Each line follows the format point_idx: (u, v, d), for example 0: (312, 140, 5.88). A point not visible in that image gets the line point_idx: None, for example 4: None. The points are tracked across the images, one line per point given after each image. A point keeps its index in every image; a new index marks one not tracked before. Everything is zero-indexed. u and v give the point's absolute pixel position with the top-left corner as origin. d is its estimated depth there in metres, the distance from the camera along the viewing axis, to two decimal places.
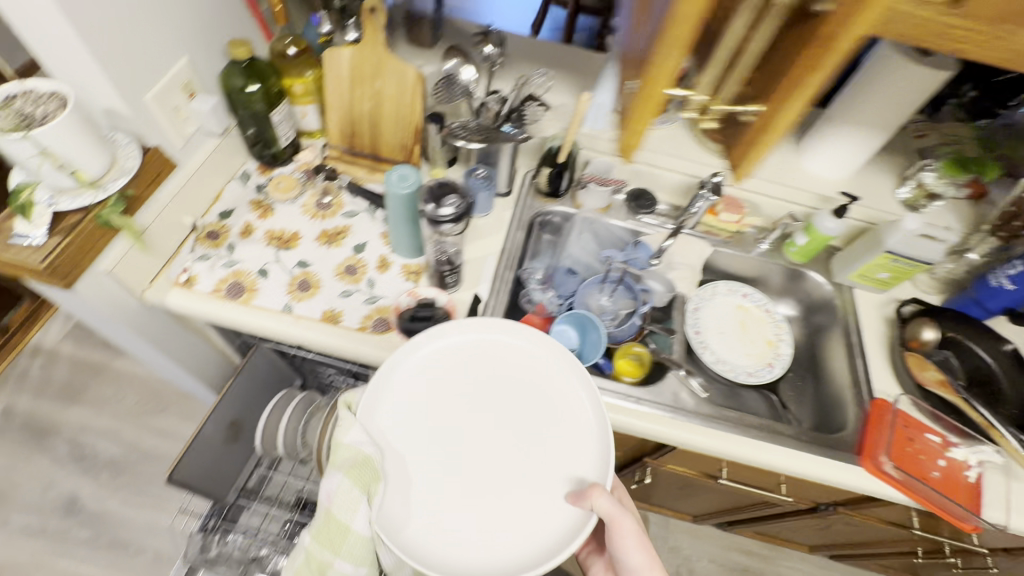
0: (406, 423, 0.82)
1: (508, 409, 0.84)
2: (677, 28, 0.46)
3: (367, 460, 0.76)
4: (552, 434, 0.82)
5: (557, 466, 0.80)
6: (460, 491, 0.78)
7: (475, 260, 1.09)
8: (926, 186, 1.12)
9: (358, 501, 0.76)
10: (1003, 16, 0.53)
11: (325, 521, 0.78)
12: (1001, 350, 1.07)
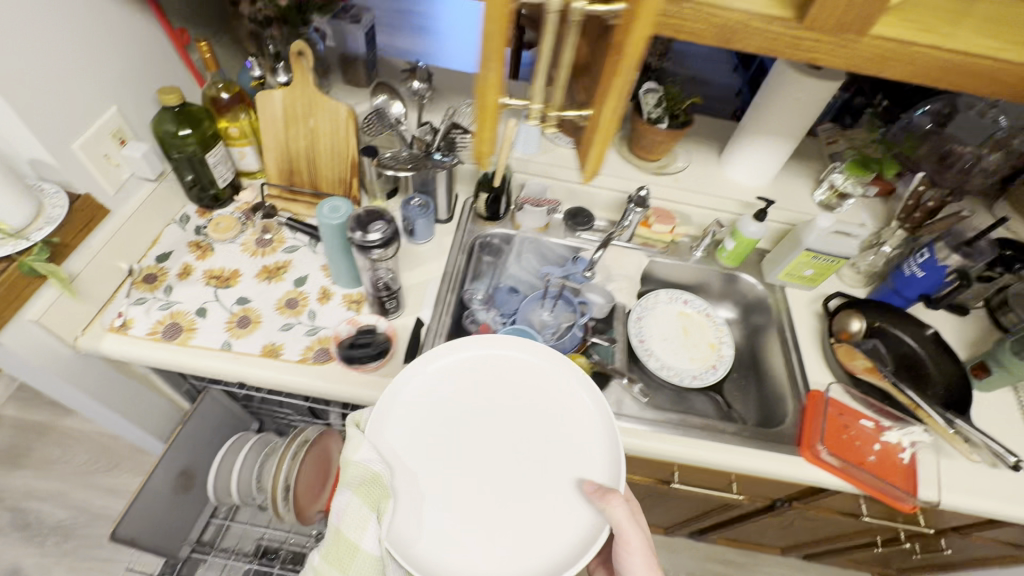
0: (415, 439, 0.81)
1: (518, 421, 0.84)
2: (490, 45, 0.48)
3: (376, 476, 0.74)
4: (562, 447, 0.82)
5: (568, 481, 0.79)
6: (466, 507, 0.77)
7: (416, 285, 1.11)
8: (838, 187, 1.19)
9: (366, 519, 0.72)
10: (841, 28, 0.60)
11: (335, 545, 0.74)
12: (924, 335, 1.14)
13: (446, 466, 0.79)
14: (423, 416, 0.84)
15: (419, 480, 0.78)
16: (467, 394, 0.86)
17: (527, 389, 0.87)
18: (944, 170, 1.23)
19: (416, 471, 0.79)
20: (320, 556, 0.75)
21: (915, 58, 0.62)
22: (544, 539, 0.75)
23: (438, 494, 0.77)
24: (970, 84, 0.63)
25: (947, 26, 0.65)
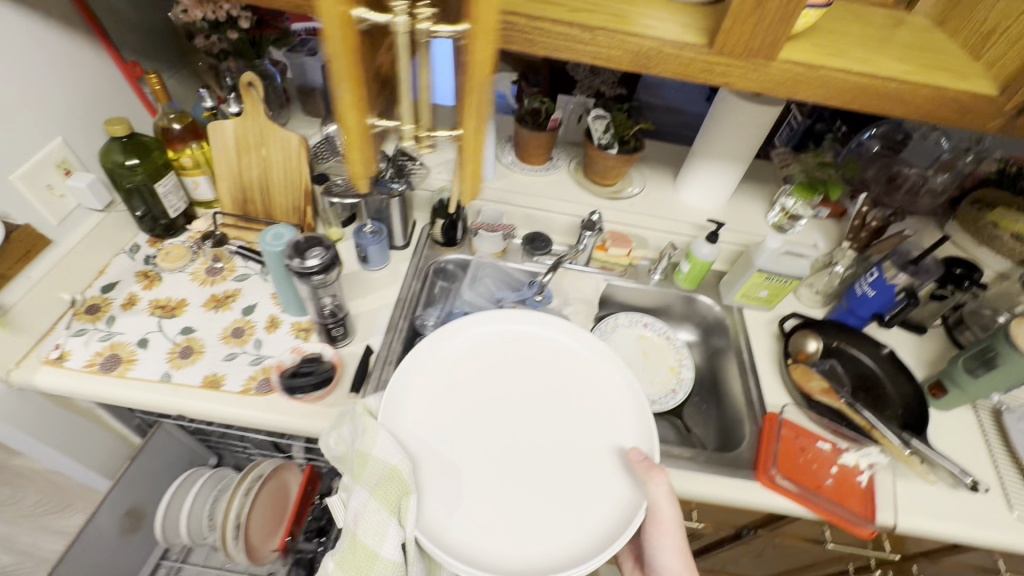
0: (441, 427, 0.88)
1: (549, 403, 0.93)
2: (338, 65, 0.46)
3: (395, 471, 0.74)
4: (584, 425, 0.91)
5: (600, 456, 0.87)
6: (501, 483, 0.83)
7: (368, 311, 1.10)
8: (789, 209, 1.21)
9: (386, 524, 0.71)
10: (750, 52, 0.61)
11: (350, 551, 0.71)
12: (881, 354, 1.13)
13: (472, 450, 0.86)
14: (443, 407, 0.90)
15: (447, 465, 0.84)
16: (484, 384, 0.95)
17: (543, 372, 0.98)
18: (892, 191, 1.27)
19: (443, 456, 0.84)
20: (335, 559, 0.72)
21: (825, 82, 0.63)
22: (577, 518, 0.80)
23: (468, 477, 0.83)
24: (881, 106, 0.65)
25: (857, 51, 0.67)
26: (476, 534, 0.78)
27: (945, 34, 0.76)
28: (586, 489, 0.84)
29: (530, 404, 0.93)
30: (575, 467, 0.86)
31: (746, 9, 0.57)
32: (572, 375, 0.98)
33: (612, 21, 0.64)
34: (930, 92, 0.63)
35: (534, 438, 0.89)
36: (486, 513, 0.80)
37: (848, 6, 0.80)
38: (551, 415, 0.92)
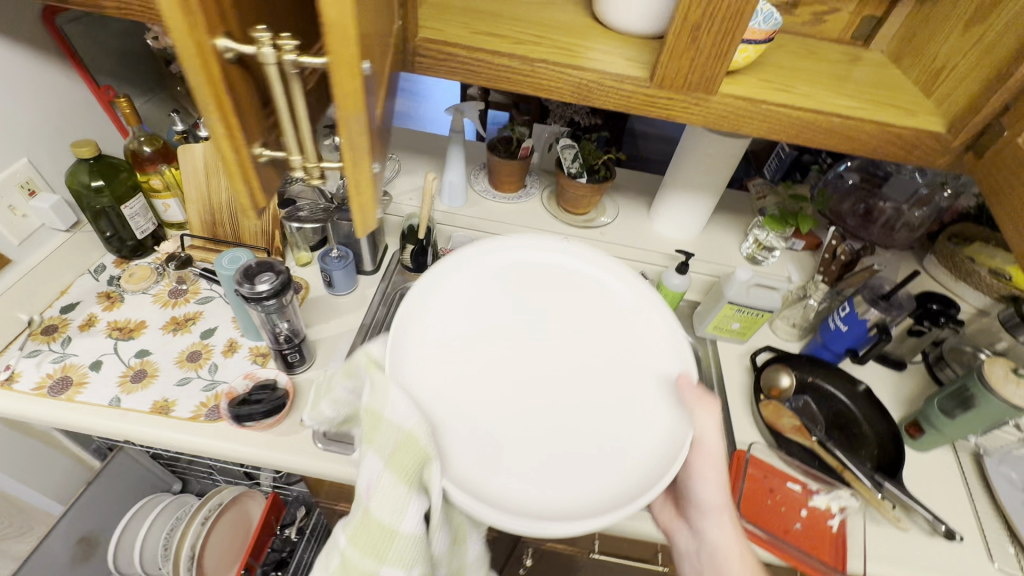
0: (452, 373, 0.73)
1: (579, 338, 0.80)
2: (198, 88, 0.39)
3: (411, 436, 0.57)
4: (615, 355, 0.79)
5: (647, 390, 0.75)
6: (536, 427, 0.70)
7: (330, 338, 1.08)
8: (763, 241, 1.21)
9: (407, 499, 0.55)
10: (692, 84, 0.61)
11: (361, 527, 0.54)
12: (857, 392, 1.10)
13: (495, 391, 0.73)
14: (452, 349, 0.76)
15: (465, 408, 0.70)
16: (499, 320, 0.80)
17: (563, 304, 0.84)
18: (868, 225, 1.24)
19: (457, 400, 0.70)
20: (343, 539, 0.55)
21: (769, 116, 0.62)
22: (620, 454, 0.69)
23: (490, 419, 0.70)
24: (828, 141, 0.64)
25: (803, 86, 0.67)
26: (511, 482, 0.65)
27: (898, 70, 0.76)
28: (627, 422, 0.72)
29: (555, 335, 0.80)
30: (611, 399, 0.74)
31: (681, 44, 0.57)
32: (598, 303, 0.85)
33: (553, 55, 0.64)
34: (874, 127, 0.62)
35: (562, 372, 0.76)
36: (518, 461, 0.67)
37: (801, 42, 0.80)
38: (579, 348, 0.79)
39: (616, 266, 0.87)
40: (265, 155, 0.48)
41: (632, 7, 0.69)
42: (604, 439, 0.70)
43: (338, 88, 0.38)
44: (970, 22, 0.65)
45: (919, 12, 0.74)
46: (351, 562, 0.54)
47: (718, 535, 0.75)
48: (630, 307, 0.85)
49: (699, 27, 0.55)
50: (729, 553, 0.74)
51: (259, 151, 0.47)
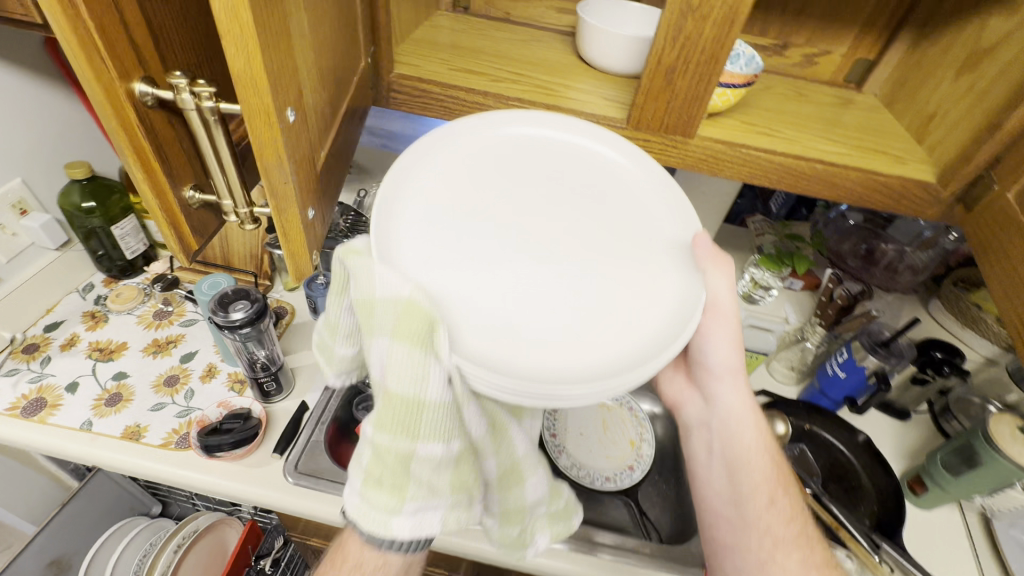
0: (452, 236, 0.51)
1: (584, 200, 0.57)
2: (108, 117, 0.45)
3: (408, 303, 0.43)
4: (621, 207, 0.57)
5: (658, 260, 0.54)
6: (563, 291, 0.50)
7: (309, 366, 1.06)
8: (759, 280, 1.17)
9: (425, 368, 0.43)
10: (666, 126, 0.60)
11: (383, 413, 0.45)
12: (857, 442, 1.04)
13: (488, 250, 0.51)
14: (429, 205, 0.53)
15: (453, 268, 0.49)
16: (486, 167, 0.58)
17: (569, 156, 0.61)
18: (869, 268, 1.20)
19: (440, 263, 0.49)
20: (369, 433, 0.47)
21: (748, 161, 0.61)
22: (641, 316, 0.50)
23: (478, 281, 0.49)
24: (813, 187, 0.62)
25: (787, 130, 0.65)
26: (528, 354, 0.46)
27: (890, 114, 0.74)
28: (646, 281, 0.52)
29: (552, 182, 0.58)
30: (627, 254, 0.54)
31: (656, 87, 0.56)
32: (593, 151, 0.61)
33: (529, 94, 0.64)
34: (859, 176, 0.60)
35: (568, 228, 0.55)
36: (528, 330, 0.47)
37: (791, 83, 0.78)
38: (580, 201, 0.57)
39: (600, 129, 0.62)
40: (196, 197, 0.57)
41: (614, 48, 0.68)
42: (630, 300, 0.51)
43: (263, 148, 0.39)
44: (961, 70, 0.63)
45: (911, 57, 0.72)
46: (386, 453, 0.46)
47: (732, 403, 0.71)
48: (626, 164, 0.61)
49: (673, 70, 0.54)
50: (742, 421, 0.70)
51: (189, 195, 0.56)
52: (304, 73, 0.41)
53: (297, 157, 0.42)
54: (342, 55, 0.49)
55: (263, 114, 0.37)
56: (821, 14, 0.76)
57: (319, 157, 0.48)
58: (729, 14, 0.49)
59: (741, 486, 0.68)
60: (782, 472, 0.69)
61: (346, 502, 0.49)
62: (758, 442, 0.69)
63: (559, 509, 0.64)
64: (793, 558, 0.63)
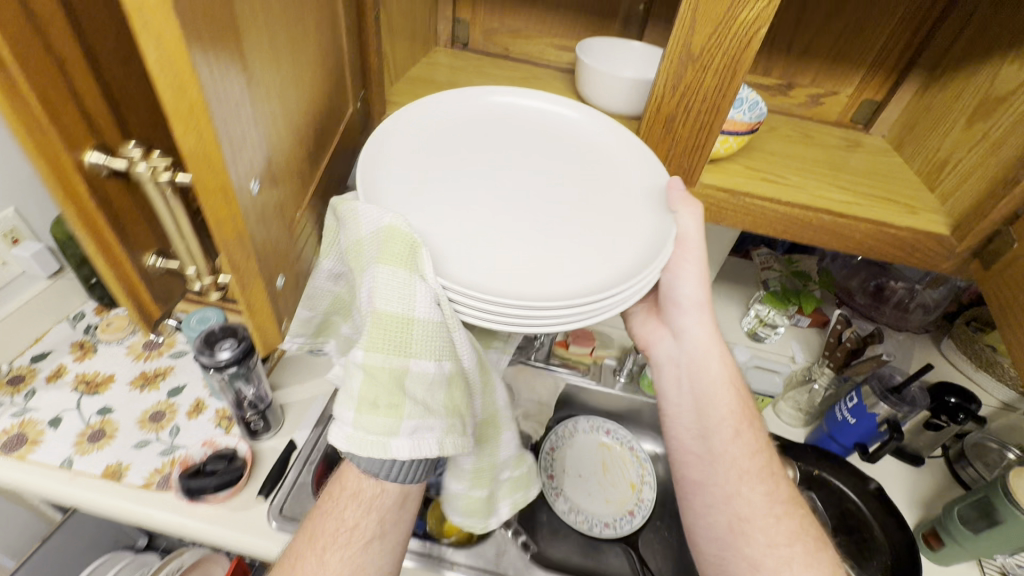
0: (436, 195, 0.54)
1: (558, 162, 0.60)
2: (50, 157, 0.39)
3: (390, 230, 0.46)
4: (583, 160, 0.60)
5: (631, 205, 0.56)
6: (546, 235, 0.52)
7: (302, 401, 1.03)
8: (765, 317, 1.13)
9: (410, 289, 0.46)
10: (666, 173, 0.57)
11: (373, 334, 0.46)
12: (869, 491, 1.00)
13: (469, 197, 0.54)
14: (414, 159, 0.56)
15: (435, 213, 0.52)
16: (463, 129, 0.61)
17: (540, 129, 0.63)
18: (879, 306, 1.16)
19: (423, 208, 0.52)
20: (360, 356, 0.46)
21: (749, 208, 0.58)
22: (614, 244, 0.52)
23: (458, 224, 0.52)
24: (821, 238, 0.59)
25: (792, 176, 0.63)
26: (512, 283, 0.48)
27: (900, 157, 0.72)
28: (614, 216, 0.55)
29: (517, 143, 0.61)
30: (595, 200, 0.56)
31: (655, 134, 0.54)
32: (551, 116, 0.65)
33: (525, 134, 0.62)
34: (867, 228, 0.57)
35: (538, 180, 0.57)
36: (509, 260, 0.50)
37: (795, 124, 0.76)
38: (556, 161, 0.60)
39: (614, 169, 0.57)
40: (160, 264, 0.52)
41: (614, 89, 0.66)
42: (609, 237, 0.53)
43: (219, 226, 0.36)
44: (972, 118, 0.61)
45: (920, 100, 0.70)
46: (380, 372, 0.46)
47: (701, 341, 0.71)
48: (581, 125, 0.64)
49: (673, 118, 0.52)
50: (711, 352, 0.71)
51: (149, 262, 0.50)
52: (273, 144, 0.40)
53: (259, 229, 0.40)
54: (320, 119, 0.49)
55: (214, 188, 0.34)
56: (826, 55, 0.74)
57: (292, 219, 0.46)
58: (731, 63, 0.47)
59: (710, 422, 0.69)
60: (749, 409, 0.71)
61: (336, 438, 0.46)
62: (724, 380, 0.71)
63: (520, 478, 0.76)
64: (757, 490, 0.65)
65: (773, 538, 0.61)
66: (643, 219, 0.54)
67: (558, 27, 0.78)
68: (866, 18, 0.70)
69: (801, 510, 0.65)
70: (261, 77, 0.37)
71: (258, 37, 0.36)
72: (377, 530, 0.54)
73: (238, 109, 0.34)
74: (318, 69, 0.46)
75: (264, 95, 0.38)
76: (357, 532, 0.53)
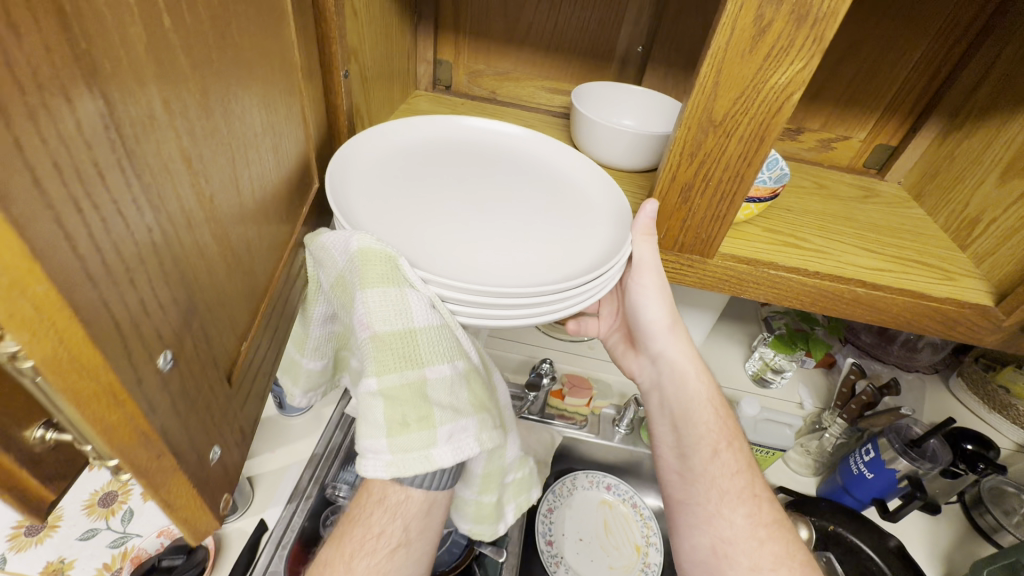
0: (411, 208, 0.47)
1: (523, 181, 0.54)
2: None
3: (364, 253, 0.38)
4: (535, 175, 0.56)
5: (593, 216, 0.51)
6: (533, 240, 0.47)
7: (275, 471, 0.84)
8: (770, 361, 1.08)
9: (406, 304, 0.39)
10: (683, 243, 0.50)
11: (378, 358, 0.40)
12: (887, 546, 0.91)
13: (449, 199, 0.49)
14: (390, 163, 0.51)
15: (415, 220, 0.46)
16: (442, 143, 0.57)
17: (502, 154, 0.58)
18: (885, 345, 1.10)
19: (398, 204, 0.47)
20: (374, 385, 0.40)
21: (771, 281, 0.52)
22: (572, 250, 0.46)
23: (433, 221, 0.47)
24: (847, 309, 0.54)
25: (816, 238, 0.56)
26: (514, 280, 0.42)
27: (921, 209, 0.67)
28: (571, 225, 0.50)
29: (485, 162, 0.56)
30: (558, 211, 0.51)
31: (670, 202, 0.47)
32: (504, 137, 0.60)
33: (514, 179, 0.54)
34: (905, 299, 0.52)
35: (505, 191, 0.52)
36: (483, 254, 0.44)
37: (807, 171, 0.71)
38: (520, 181, 0.54)
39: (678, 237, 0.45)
40: (48, 438, 0.24)
41: (614, 143, 0.59)
42: (577, 242, 0.47)
43: (110, 426, 0.18)
44: (1006, 173, 0.56)
45: (940, 148, 0.65)
46: (398, 393, 0.40)
47: (675, 355, 0.62)
48: (526, 142, 0.60)
49: (692, 186, 0.45)
50: (687, 374, 0.62)
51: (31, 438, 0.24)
52: (189, 252, 0.22)
53: (181, 400, 0.22)
54: (270, 190, 0.32)
55: (79, 369, 0.16)
56: (838, 99, 0.70)
57: (238, 350, 0.28)
58: (758, 131, 0.41)
59: (688, 444, 0.60)
60: (728, 427, 0.61)
61: (374, 472, 0.39)
62: (707, 401, 0.62)
63: (524, 476, 0.64)
64: (739, 512, 0.55)
65: (758, 560, 0.52)
66: (601, 223, 0.50)
67: (549, 71, 0.72)
68: (881, 62, 0.66)
69: (790, 534, 0.55)
70: (158, 139, 0.20)
71: (147, 72, 0.19)
72: (405, 535, 0.47)
73: (110, 206, 0.17)
74: (259, 119, 0.29)
75: (164, 174, 0.20)
76: (383, 539, 0.45)
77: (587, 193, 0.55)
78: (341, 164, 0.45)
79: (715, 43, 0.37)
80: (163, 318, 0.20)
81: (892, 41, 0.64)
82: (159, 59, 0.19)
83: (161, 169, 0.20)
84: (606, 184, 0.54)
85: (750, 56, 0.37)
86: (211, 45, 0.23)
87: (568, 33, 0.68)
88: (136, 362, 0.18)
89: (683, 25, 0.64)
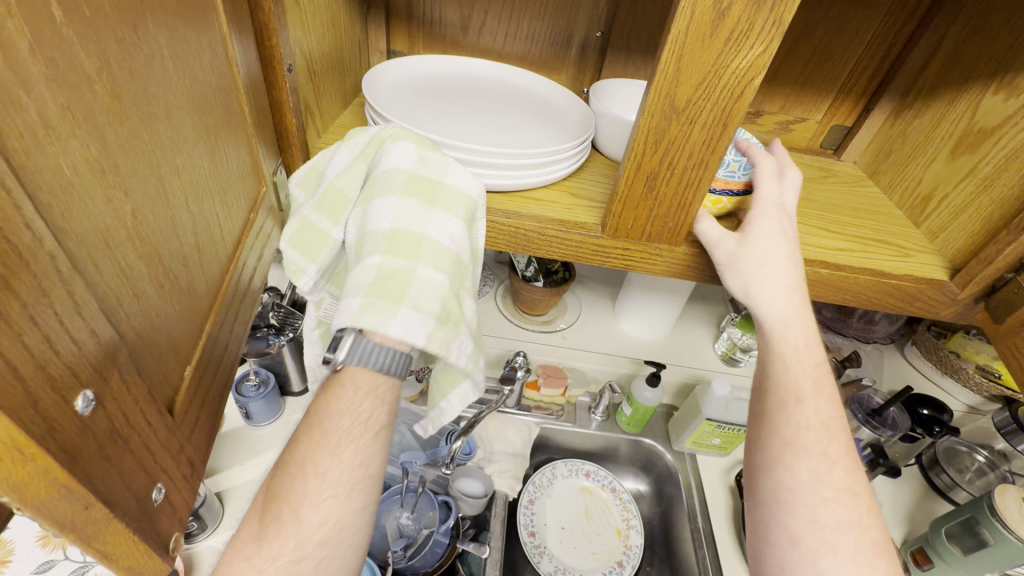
0: (432, 117, 0.55)
1: (509, 101, 0.62)
2: None
3: (473, 201, 0.48)
4: (513, 98, 0.62)
5: (564, 124, 0.59)
6: (526, 137, 0.56)
7: (244, 485, 0.79)
8: (737, 340, 1.07)
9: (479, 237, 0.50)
10: (648, 234, 0.49)
11: (457, 273, 0.47)
12: None
13: (452, 105, 0.58)
14: (407, 91, 0.58)
15: (435, 126, 0.54)
16: (448, 72, 0.63)
17: (492, 80, 0.64)
18: (845, 319, 1.12)
19: (413, 107, 0.56)
20: (445, 283, 0.45)
21: None
22: (543, 144, 0.55)
23: (439, 120, 0.55)
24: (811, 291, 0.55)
25: None
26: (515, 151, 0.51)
27: (875, 186, 0.68)
28: (545, 131, 0.58)
29: (484, 86, 0.63)
30: (538, 123, 0.59)
31: (636, 192, 0.46)
32: (485, 67, 0.65)
33: (499, 101, 0.61)
34: (867, 278, 0.53)
35: (504, 108, 0.60)
36: (480, 140, 0.53)
37: None
38: (507, 101, 0.62)
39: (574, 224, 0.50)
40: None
41: (616, 134, 0.57)
42: (553, 139, 0.56)
43: (19, 483, 0.16)
44: (956, 148, 0.57)
45: (892, 128, 0.67)
46: (453, 302, 0.46)
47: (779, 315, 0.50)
48: (498, 72, 0.65)
49: (656, 175, 0.44)
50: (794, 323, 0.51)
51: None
52: (109, 275, 0.20)
53: (109, 443, 0.19)
54: (218, 191, 0.30)
55: None
56: (794, 80, 0.71)
57: (182, 377, 0.26)
58: (720, 117, 0.41)
59: (768, 417, 0.51)
60: (826, 380, 0.51)
61: (417, 339, 0.42)
62: (803, 359, 0.51)
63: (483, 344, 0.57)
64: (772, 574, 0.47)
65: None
66: (572, 129, 0.58)
67: (508, 58, 0.70)
68: (834, 44, 0.67)
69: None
70: (58, 150, 0.17)
71: (34, 76, 0.16)
72: (388, 422, 0.45)
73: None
74: (192, 119, 0.27)
75: (67, 192, 0.18)
76: (371, 425, 0.43)
77: (559, 109, 0.62)
78: (369, 84, 0.53)
79: (676, 27, 0.36)
80: (79, 352, 0.18)
81: (844, 23, 0.65)
82: (52, 61, 0.17)
83: (55, 193, 0.17)
84: (575, 108, 0.61)
85: (710, 40, 0.37)
86: (123, 40, 0.21)
87: (526, 21, 0.66)
88: (40, 408, 0.16)
89: (642, 11, 0.64)
